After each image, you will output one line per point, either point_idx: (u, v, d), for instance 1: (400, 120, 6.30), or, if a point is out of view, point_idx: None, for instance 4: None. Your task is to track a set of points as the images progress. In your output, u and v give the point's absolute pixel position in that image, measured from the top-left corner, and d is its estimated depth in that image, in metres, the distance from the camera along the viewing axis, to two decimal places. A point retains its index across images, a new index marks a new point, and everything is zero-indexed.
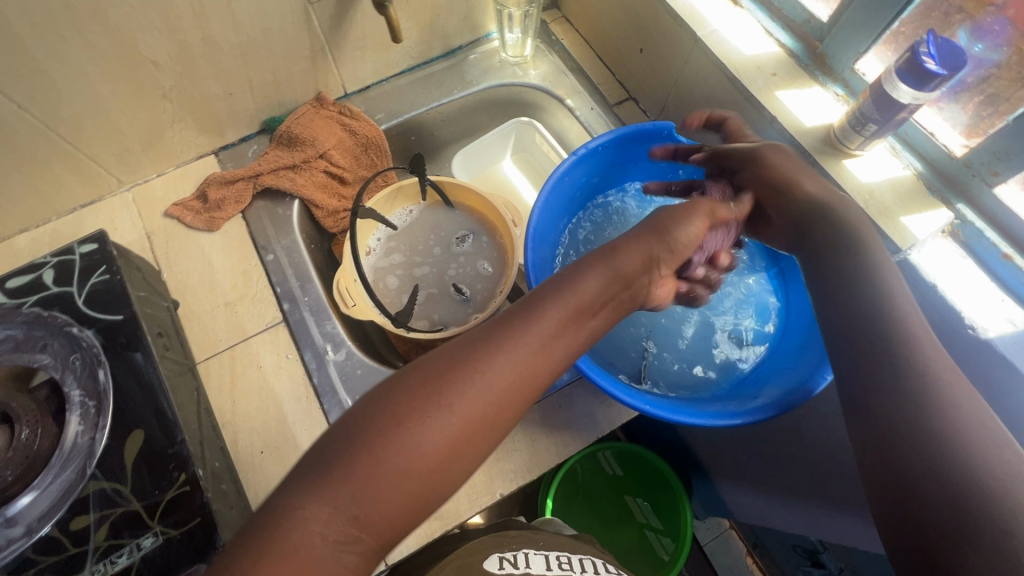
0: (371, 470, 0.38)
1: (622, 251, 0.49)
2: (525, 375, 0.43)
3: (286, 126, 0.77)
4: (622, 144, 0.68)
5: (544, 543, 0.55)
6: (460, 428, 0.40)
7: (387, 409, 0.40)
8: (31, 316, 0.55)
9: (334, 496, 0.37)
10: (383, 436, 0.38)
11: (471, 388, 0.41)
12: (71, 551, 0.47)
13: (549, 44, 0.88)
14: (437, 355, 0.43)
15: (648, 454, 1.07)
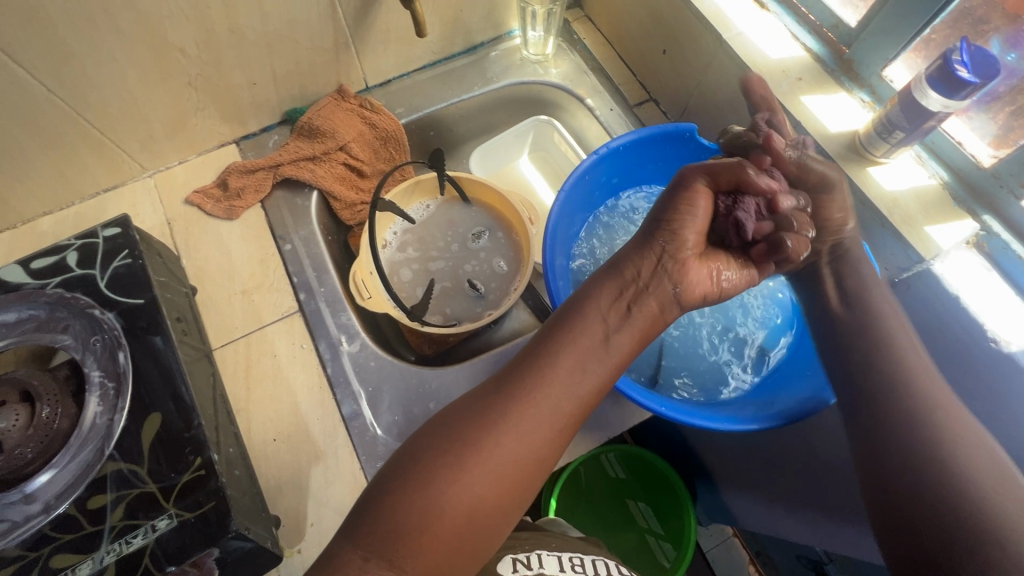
0: (412, 514, 0.38)
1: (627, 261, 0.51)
2: (554, 409, 0.44)
3: (307, 118, 0.77)
4: (644, 145, 0.68)
5: (557, 545, 0.56)
6: (494, 467, 0.41)
7: (424, 454, 0.41)
8: (54, 297, 0.56)
9: (377, 538, 0.38)
10: (421, 479, 0.40)
11: (502, 424, 0.42)
12: (87, 530, 0.48)
13: (571, 43, 0.87)
14: (468, 399, 0.45)
15: (651, 457, 1.06)
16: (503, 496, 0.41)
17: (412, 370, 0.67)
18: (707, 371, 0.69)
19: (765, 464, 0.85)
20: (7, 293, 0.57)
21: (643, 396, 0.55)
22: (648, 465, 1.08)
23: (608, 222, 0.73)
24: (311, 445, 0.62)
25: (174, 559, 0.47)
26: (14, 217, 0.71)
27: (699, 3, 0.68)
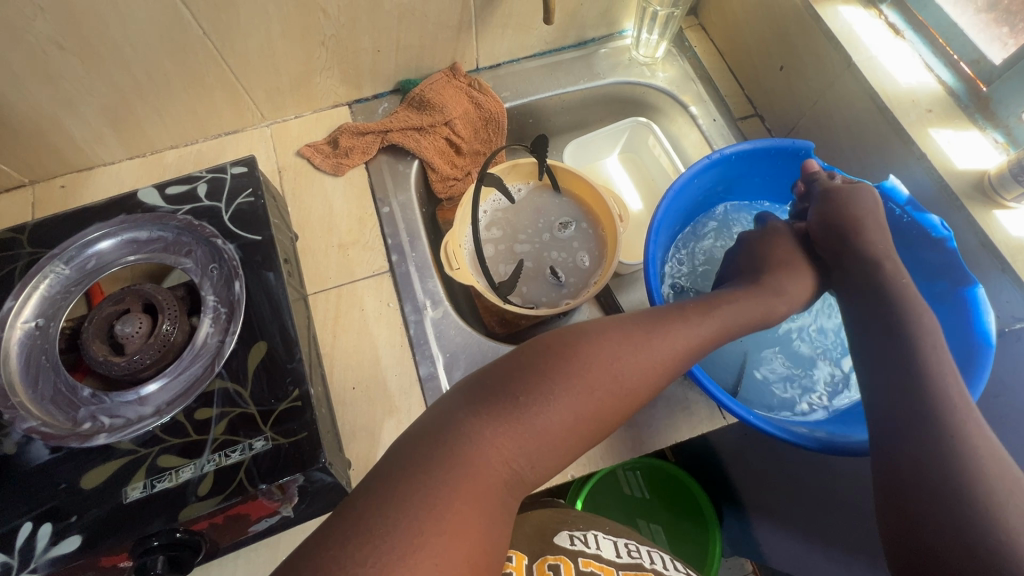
0: (550, 420, 0.41)
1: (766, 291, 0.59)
2: (673, 362, 0.48)
3: (420, 90, 0.80)
4: (756, 157, 0.67)
5: (612, 529, 0.57)
6: (619, 396, 0.44)
7: (564, 366, 0.42)
8: (183, 223, 0.61)
9: (520, 436, 0.40)
10: (562, 388, 0.41)
11: (633, 359, 0.45)
12: (192, 438, 0.51)
13: (681, 49, 0.88)
14: (600, 329, 0.46)
15: (682, 476, 1.06)
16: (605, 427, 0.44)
17: (489, 344, 0.69)
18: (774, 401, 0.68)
19: (810, 501, 0.83)
20: (143, 212, 0.61)
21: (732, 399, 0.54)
22: (672, 485, 1.08)
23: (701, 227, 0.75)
24: (386, 398, 0.65)
25: (265, 478, 0.49)
26: (146, 146, 0.77)
27: (832, 22, 0.67)
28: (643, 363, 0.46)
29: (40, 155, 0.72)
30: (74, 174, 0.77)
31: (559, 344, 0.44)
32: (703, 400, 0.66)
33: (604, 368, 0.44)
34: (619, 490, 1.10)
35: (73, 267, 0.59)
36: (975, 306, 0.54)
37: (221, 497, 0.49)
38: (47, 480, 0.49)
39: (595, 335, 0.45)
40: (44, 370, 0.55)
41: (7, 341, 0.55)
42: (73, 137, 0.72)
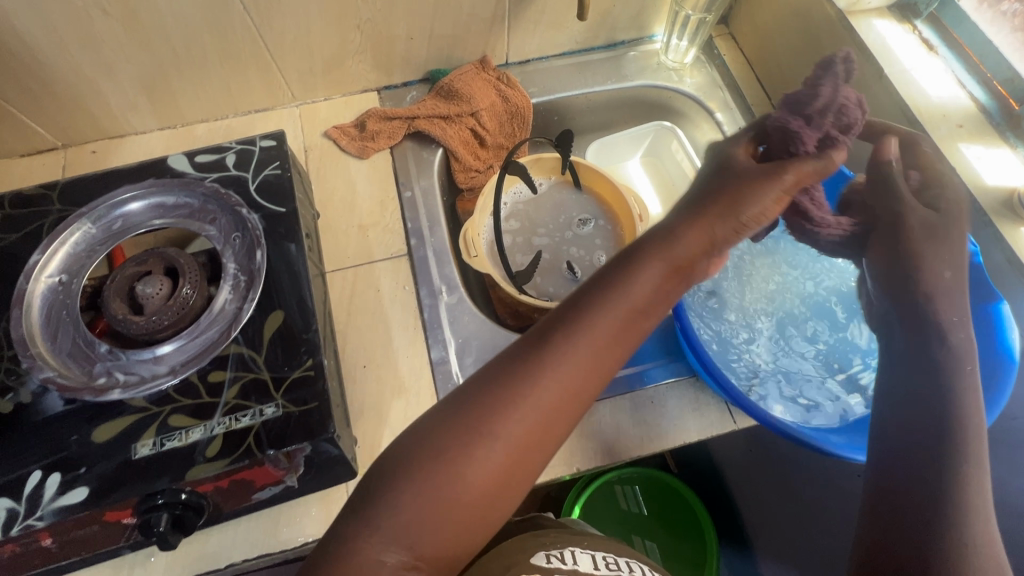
0: (427, 512, 0.37)
1: (680, 237, 0.44)
2: (575, 385, 0.40)
3: (449, 80, 0.81)
4: None
5: (587, 542, 0.54)
6: (511, 453, 0.39)
7: (429, 455, 0.38)
8: (210, 191, 0.62)
9: (393, 535, 0.36)
10: (429, 478, 0.38)
11: (516, 408, 0.39)
12: (204, 399, 0.52)
13: (710, 57, 0.88)
14: (488, 368, 0.42)
15: (688, 495, 1.05)
16: (531, 451, 0.40)
17: (502, 333, 0.69)
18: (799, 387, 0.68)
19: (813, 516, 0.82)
20: (172, 178, 0.62)
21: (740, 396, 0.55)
22: (672, 505, 1.07)
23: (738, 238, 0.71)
24: (397, 379, 0.65)
25: (274, 444, 0.49)
26: (177, 118, 0.79)
27: (864, 34, 0.67)
28: (540, 383, 0.40)
29: (75, 118, 0.74)
30: (106, 141, 0.79)
31: (450, 401, 0.41)
32: (714, 402, 0.65)
33: (488, 415, 0.39)
34: (615, 505, 1.09)
35: (98, 227, 0.60)
36: (1000, 323, 0.54)
37: (228, 461, 0.49)
38: (60, 430, 0.50)
39: (472, 393, 0.41)
40: (64, 324, 0.55)
41: (30, 294, 0.56)
42: (109, 104, 0.73)
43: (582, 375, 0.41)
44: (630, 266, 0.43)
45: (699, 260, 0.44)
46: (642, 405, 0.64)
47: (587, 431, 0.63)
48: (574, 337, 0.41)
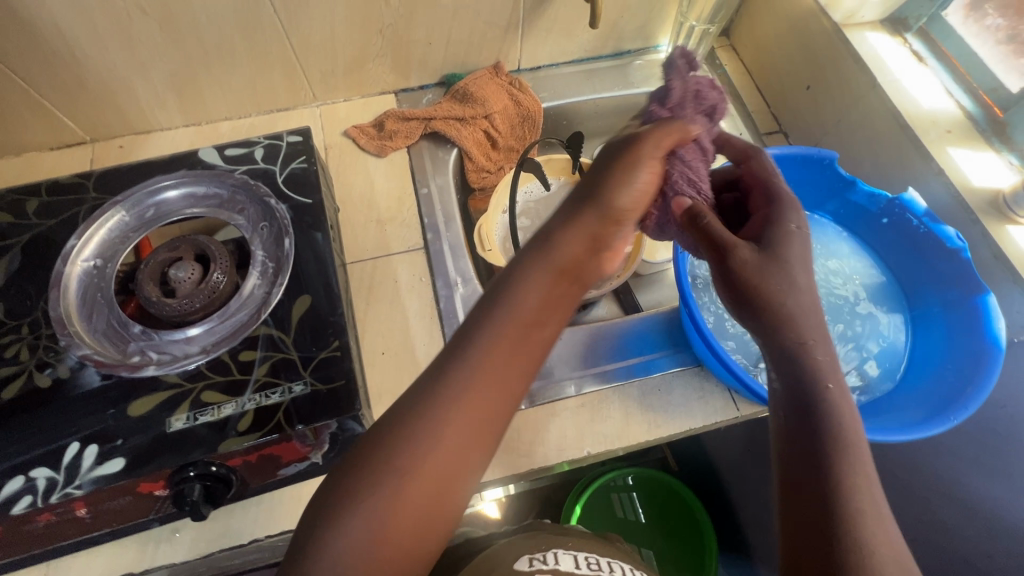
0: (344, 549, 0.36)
1: (558, 240, 0.47)
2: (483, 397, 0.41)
3: (464, 84, 0.85)
4: (784, 163, 0.67)
5: (573, 542, 0.50)
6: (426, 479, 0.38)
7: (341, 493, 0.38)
8: (240, 182, 0.65)
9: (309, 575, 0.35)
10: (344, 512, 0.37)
11: (421, 431, 0.39)
12: (236, 376, 0.54)
13: (712, 67, 0.92)
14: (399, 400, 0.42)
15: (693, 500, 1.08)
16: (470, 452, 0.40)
17: None
18: None
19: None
20: (203, 169, 0.65)
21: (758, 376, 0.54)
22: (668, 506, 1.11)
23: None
24: (414, 365, 0.68)
25: (303, 420, 0.52)
26: (202, 116, 0.82)
27: (858, 45, 0.71)
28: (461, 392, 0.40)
29: (104, 113, 0.76)
30: (132, 136, 0.81)
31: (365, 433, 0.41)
32: (718, 389, 0.67)
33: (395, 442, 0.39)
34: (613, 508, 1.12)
35: (132, 215, 0.63)
36: (986, 313, 0.56)
37: (259, 435, 0.51)
38: (97, 404, 0.52)
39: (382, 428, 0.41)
40: (100, 306, 0.58)
41: (67, 277, 0.58)
42: (138, 101, 0.76)
43: (497, 384, 0.41)
44: (519, 277, 0.45)
45: (580, 261, 0.47)
46: (650, 392, 0.67)
47: (597, 417, 0.65)
48: (473, 352, 0.42)
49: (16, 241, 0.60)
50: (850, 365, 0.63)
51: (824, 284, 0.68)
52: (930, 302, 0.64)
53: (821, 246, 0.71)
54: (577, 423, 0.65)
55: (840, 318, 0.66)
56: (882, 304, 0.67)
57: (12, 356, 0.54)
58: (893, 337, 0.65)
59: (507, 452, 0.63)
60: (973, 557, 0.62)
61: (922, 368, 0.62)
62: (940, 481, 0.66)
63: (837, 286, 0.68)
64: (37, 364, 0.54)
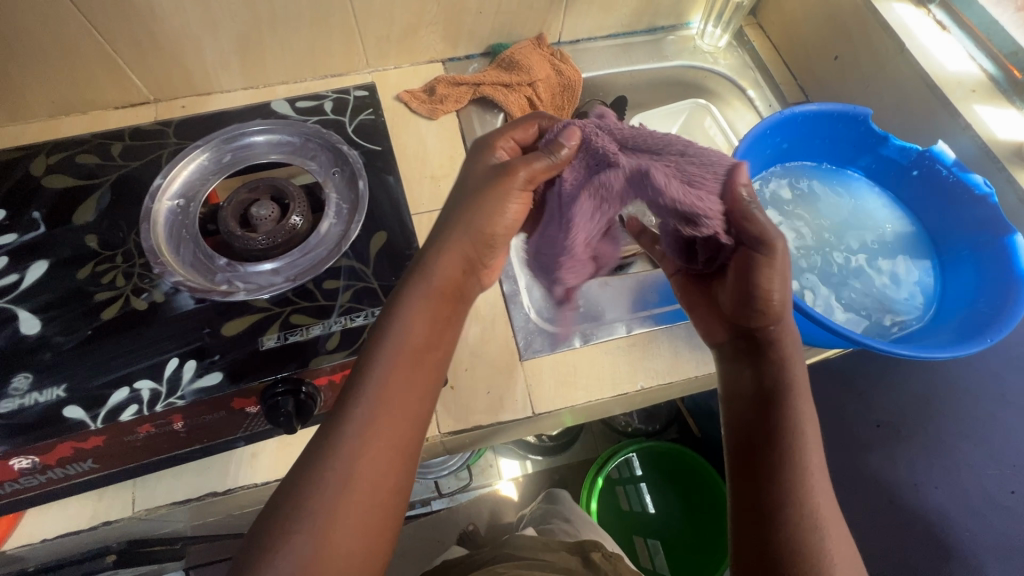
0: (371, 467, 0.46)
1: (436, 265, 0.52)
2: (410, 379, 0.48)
3: (510, 53, 0.89)
4: (823, 118, 0.71)
5: None
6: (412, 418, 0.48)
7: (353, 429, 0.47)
8: (313, 131, 0.68)
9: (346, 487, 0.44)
10: None
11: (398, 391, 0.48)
12: (321, 302, 0.58)
13: (741, 43, 0.98)
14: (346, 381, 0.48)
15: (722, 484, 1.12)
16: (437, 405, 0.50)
17: None
18: (851, 306, 0.68)
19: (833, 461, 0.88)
20: (278, 119, 0.69)
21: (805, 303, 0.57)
22: (687, 479, 1.18)
23: (785, 187, 0.76)
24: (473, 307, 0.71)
25: None
26: (261, 79, 0.86)
27: (886, 14, 0.77)
28: (368, 418, 0.45)
29: (171, 73, 0.80)
30: (193, 97, 0.85)
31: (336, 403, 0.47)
32: None
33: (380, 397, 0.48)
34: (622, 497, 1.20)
35: (211, 159, 0.66)
36: (1016, 252, 0.61)
37: (346, 353, 0.55)
38: (193, 323, 0.56)
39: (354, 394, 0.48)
40: (186, 239, 0.61)
41: (156, 212, 0.62)
42: (205, 61, 0.80)
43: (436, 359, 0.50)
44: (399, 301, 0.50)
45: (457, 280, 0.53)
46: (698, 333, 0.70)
47: (648, 355, 0.69)
48: None
49: (105, 179, 0.63)
50: (887, 305, 0.68)
51: (858, 235, 0.73)
52: (961, 246, 0.69)
53: (854, 201, 0.76)
54: (629, 359, 0.69)
55: (874, 265, 0.71)
56: (911, 251, 0.72)
57: (108, 282, 0.57)
58: (920, 280, 0.70)
59: (565, 386, 0.67)
60: (996, 494, 0.67)
61: (951, 305, 0.66)
62: (974, 417, 0.70)
63: (870, 236, 0.73)
64: (132, 289, 0.57)
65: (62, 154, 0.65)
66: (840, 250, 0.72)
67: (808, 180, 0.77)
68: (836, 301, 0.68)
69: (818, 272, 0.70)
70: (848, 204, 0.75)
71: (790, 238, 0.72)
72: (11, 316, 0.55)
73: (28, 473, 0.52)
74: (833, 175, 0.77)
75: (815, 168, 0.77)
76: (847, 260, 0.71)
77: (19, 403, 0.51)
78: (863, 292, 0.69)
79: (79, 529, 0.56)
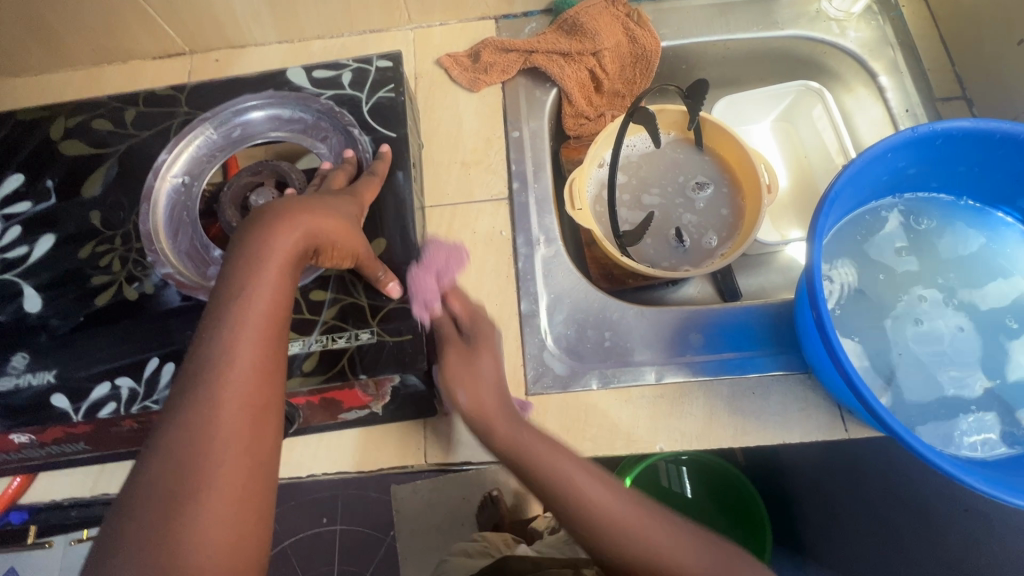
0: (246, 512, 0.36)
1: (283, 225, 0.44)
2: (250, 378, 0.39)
3: (574, 12, 0.73)
4: (975, 142, 0.51)
5: None
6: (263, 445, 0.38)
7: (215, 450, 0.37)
8: (325, 108, 0.61)
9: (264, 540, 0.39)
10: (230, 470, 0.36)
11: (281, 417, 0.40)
12: (305, 315, 0.54)
13: (884, 8, 0.75)
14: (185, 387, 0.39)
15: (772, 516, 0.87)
16: None
17: (597, 295, 0.64)
18: (940, 395, 0.53)
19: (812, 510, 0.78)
20: (290, 91, 0.62)
21: (879, 403, 0.43)
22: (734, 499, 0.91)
23: (892, 228, 0.59)
24: None
25: (365, 369, 0.52)
26: (295, 33, 0.78)
27: None
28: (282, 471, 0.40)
29: (203, 25, 0.74)
30: (227, 50, 0.79)
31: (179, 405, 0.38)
32: (825, 405, 0.57)
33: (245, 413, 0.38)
34: (655, 483, 0.95)
35: (220, 133, 0.61)
36: None
37: (323, 377, 0.51)
38: (177, 323, 0.53)
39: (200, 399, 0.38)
40: (184, 225, 0.57)
41: (157, 191, 0.58)
42: (235, 13, 0.73)
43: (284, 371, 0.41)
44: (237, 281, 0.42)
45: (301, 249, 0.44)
46: (742, 395, 0.58)
47: (675, 411, 0.59)
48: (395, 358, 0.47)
49: (114, 150, 0.61)
50: (997, 403, 0.52)
51: (981, 304, 0.56)
52: None
53: (992, 256, 0.57)
54: (653, 414, 0.59)
55: (992, 348, 0.55)
56: None
57: (105, 265, 0.56)
58: None
59: (570, 433, 0.58)
60: None
61: None
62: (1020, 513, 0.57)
63: (1001, 309, 0.56)
64: (125, 277, 0.55)
65: (79, 117, 0.63)
66: (948, 323, 0.56)
67: (930, 220, 0.59)
68: (922, 384, 0.54)
69: (911, 346, 0.55)
70: (982, 259, 0.58)
71: (877, 297, 0.57)
72: (16, 292, 0.55)
73: (28, 446, 0.54)
74: (972, 215, 0.59)
75: (942, 202, 0.59)
76: (956, 337, 0.55)
77: (15, 383, 0.52)
78: (966, 381, 0.53)
79: (81, 496, 0.59)
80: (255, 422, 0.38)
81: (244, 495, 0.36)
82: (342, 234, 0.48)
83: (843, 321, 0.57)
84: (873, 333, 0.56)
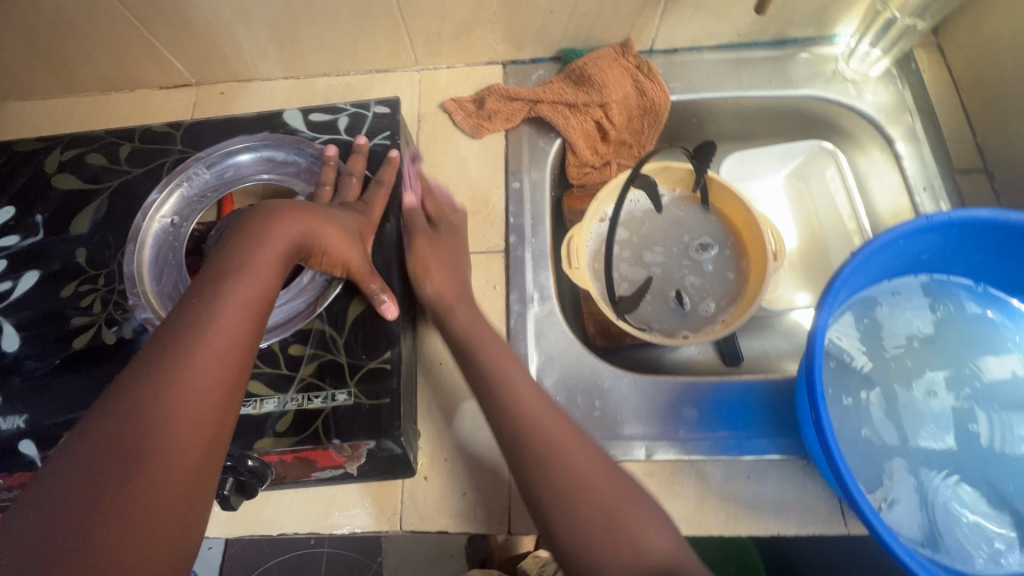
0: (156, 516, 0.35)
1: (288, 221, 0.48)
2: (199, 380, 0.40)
3: (582, 63, 0.71)
4: (995, 232, 0.48)
5: None
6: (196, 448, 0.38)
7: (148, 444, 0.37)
8: (318, 152, 0.60)
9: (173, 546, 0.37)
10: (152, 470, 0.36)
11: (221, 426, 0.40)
12: (283, 371, 0.53)
13: (904, 72, 0.73)
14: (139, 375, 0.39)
15: None
16: None
17: (589, 360, 0.61)
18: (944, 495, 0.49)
19: None
20: (285, 134, 0.61)
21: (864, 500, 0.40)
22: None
23: (903, 313, 0.56)
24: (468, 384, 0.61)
25: (340, 433, 0.49)
26: (301, 70, 0.77)
27: None
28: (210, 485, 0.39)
29: (209, 59, 0.74)
30: (233, 83, 0.79)
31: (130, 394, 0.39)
32: (823, 496, 0.54)
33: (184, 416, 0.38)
34: None
35: (212, 174, 0.60)
36: None
37: (295, 439, 0.49)
38: None
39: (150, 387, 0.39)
40: (169, 268, 0.56)
41: (145, 232, 0.57)
42: (241, 48, 0.73)
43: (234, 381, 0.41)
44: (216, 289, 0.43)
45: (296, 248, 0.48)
46: (736, 480, 0.55)
47: (665, 492, 0.55)
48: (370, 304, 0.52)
49: (106, 187, 0.60)
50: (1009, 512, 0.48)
51: (998, 403, 0.52)
52: None
53: (1011, 352, 0.54)
54: None
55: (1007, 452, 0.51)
56: None
57: (86, 306, 0.55)
58: None
59: None
60: None
61: None
62: None
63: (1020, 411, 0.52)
64: (105, 320, 0.54)
65: (74, 151, 0.62)
66: (959, 419, 0.52)
67: (944, 307, 0.56)
68: (924, 483, 0.50)
69: (916, 443, 0.51)
70: (1000, 354, 0.54)
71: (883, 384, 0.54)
72: None
73: None
74: (989, 306, 0.55)
75: (959, 287, 0.56)
76: (966, 437, 0.51)
77: None
78: (974, 485, 0.49)
79: None
80: (188, 448, 0.38)
81: (165, 522, 0.35)
82: (338, 249, 0.51)
83: (845, 408, 0.53)
84: (876, 424, 0.53)
